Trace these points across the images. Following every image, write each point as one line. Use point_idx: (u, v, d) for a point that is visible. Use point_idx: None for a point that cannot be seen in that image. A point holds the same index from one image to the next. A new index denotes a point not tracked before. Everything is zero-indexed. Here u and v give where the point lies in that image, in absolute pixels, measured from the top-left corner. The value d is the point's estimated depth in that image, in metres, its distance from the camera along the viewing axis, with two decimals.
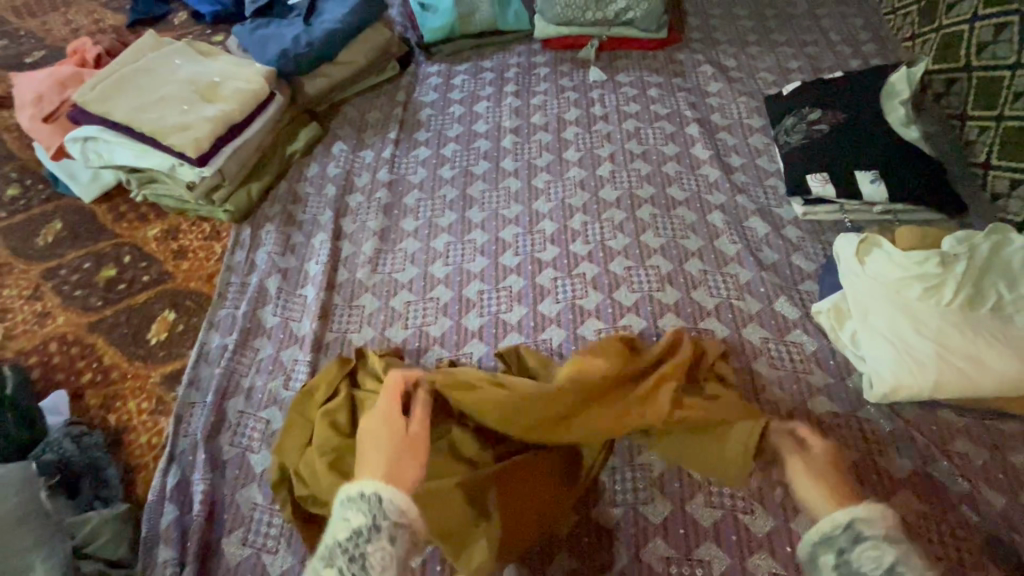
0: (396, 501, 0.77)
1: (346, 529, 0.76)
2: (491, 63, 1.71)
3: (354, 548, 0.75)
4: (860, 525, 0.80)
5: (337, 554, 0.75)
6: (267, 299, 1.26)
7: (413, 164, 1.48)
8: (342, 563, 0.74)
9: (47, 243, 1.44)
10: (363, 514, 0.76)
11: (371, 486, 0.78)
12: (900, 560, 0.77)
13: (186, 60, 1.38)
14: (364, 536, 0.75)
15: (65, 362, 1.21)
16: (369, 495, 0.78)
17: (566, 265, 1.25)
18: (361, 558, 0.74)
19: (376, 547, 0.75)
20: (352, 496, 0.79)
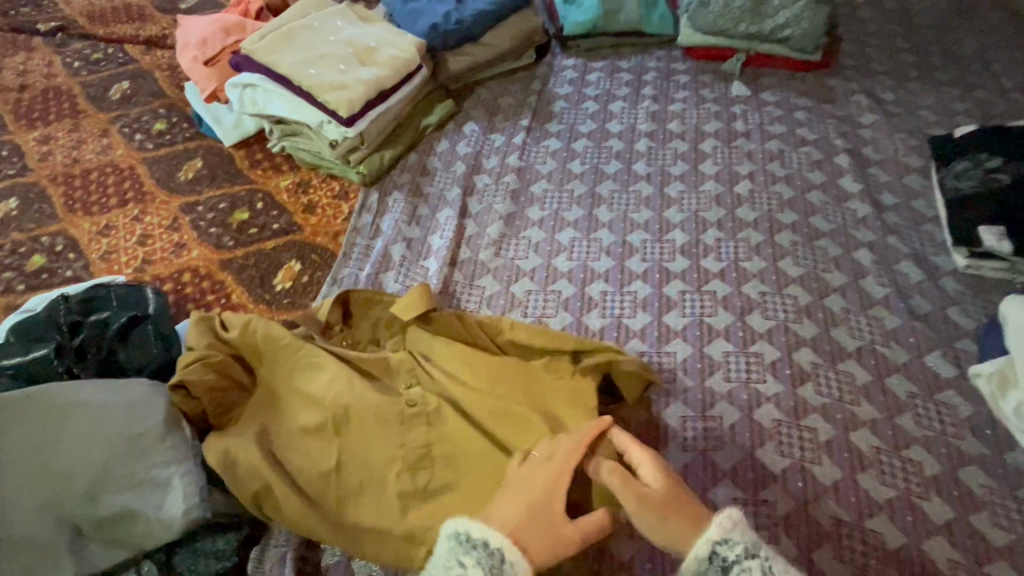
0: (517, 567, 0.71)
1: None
2: (628, 64, 1.67)
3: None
4: (716, 539, 0.71)
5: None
6: (390, 264, 1.28)
7: (542, 154, 1.46)
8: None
9: (187, 179, 1.52)
10: (478, 568, 0.70)
11: (496, 540, 0.72)
12: (770, 569, 0.68)
13: (346, 22, 1.41)
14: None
15: (197, 294, 1.27)
16: (493, 549, 0.71)
17: (696, 279, 1.20)
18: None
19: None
20: (462, 537, 0.73)
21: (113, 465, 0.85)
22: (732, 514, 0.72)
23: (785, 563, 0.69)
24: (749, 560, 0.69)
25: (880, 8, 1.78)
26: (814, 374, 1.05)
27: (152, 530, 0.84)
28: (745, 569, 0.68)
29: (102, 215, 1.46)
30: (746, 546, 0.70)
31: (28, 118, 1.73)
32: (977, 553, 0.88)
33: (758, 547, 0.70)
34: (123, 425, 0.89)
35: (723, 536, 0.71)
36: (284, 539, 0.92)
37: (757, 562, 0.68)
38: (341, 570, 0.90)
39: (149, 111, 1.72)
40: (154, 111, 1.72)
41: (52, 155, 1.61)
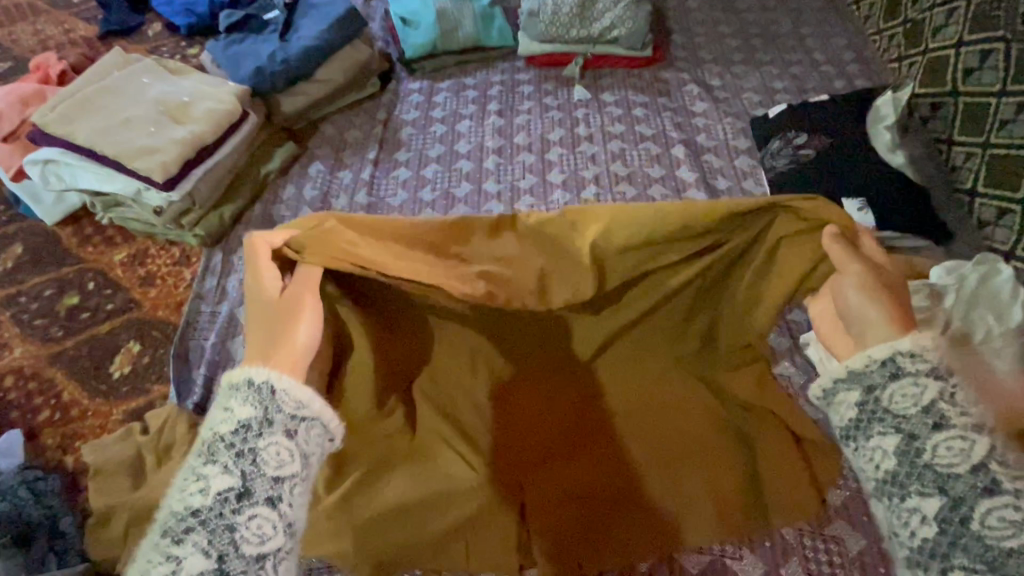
0: (297, 396, 0.60)
1: (229, 423, 0.57)
2: (474, 81, 1.68)
3: (241, 443, 0.56)
4: (902, 351, 0.64)
5: (217, 450, 0.56)
6: (237, 328, 1.21)
7: (393, 185, 1.43)
8: (220, 468, 0.55)
9: (6, 268, 1.38)
10: (249, 404, 0.58)
11: (264, 373, 0.60)
12: (950, 395, 0.61)
13: (154, 79, 1.32)
14: (252, 428, 0.57)
15: (22, 399, 1.15)
16: (258, 384, 0.59)
17: None
18: (249, 453, 0.55)
19: (268, 441, 0.56)
20: (236, 384, 0.60)
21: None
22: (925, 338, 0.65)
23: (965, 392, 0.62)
24: (929, 377, 0.62)
25: None
26: None
27: None
28: (920, 384, 0.62)
29: None
30: (936, 365, 0.63)
31: None
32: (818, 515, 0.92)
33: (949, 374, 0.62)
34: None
35: (910, 350, 0.64)
36: None
37: (942, 385, 0.61)
38: None
39: None
40: None
41: None
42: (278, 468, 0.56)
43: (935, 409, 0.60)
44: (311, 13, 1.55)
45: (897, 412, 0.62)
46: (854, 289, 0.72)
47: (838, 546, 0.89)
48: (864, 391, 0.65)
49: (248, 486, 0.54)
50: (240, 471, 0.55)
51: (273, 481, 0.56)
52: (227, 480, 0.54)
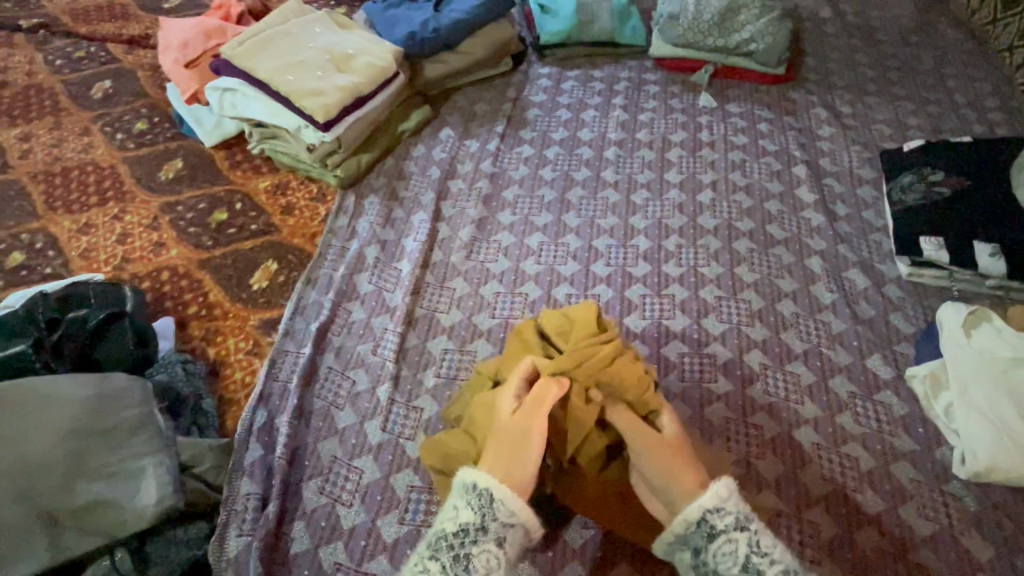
0: (507, 506, 0.79)
1: (453, 522, 0.79)
2: (601, 74, 1.73)
3: (459, 546, 0.77)
4: (709, 508, 0.80)
5: (443, 545, 0.78)
6: (363, 265, 1.32)
7: (515, 160, 1.51)
8: (445, 557, 0.77)
9: (168, 179, 1.56)
10: (472, 512, 0.79)
11: (485, 482, 0.80)
12: (756, 545, 0.78)
13: (325, 29, 1.44)
14: (476, 530, 0.78)
15: (175, 292, 1.31)
16: (480, 491, 0.80)
17: (656, 284, 1.26)
18: (466, 557, 0.77)
19: (484, 545, 0.77)
20: (464, 489, 0.81)
21: (28, 466, 0.86)
22: (727, 485, 0.81)
23: (770, 540, 0.79)
24: (735, 532, 0.79)
25: (843, 23, 1.86)
26: (763, 375, 1.12)
27: (127, 518, 0.87)
28: (730, 539, 0.79)
29: (84, 214, 1.49)
30: (735, 519, 0.79)
31: (11, 116, 1.76)
32: (902, 541, 0.94)
33: (750, 521, 0.80)
34: (29, 422, 0.89)
35: (717, 506, 0.80)
36: (247, 528, 0.94)
37: (745, 535, 0.79)
38: (308, 561, 0.94)
39: (131, 111, 1.75)
40: (136, 111, 1.75)
41: (34, 152, 1.66)
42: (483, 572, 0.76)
43: (749, 563, 0.78)
44: None
45: (723, 561, 0.79)
46: (644, 463, 0.85)
47: (919, 572, 0.92)
48: (694, 553, 0.81)
49: None
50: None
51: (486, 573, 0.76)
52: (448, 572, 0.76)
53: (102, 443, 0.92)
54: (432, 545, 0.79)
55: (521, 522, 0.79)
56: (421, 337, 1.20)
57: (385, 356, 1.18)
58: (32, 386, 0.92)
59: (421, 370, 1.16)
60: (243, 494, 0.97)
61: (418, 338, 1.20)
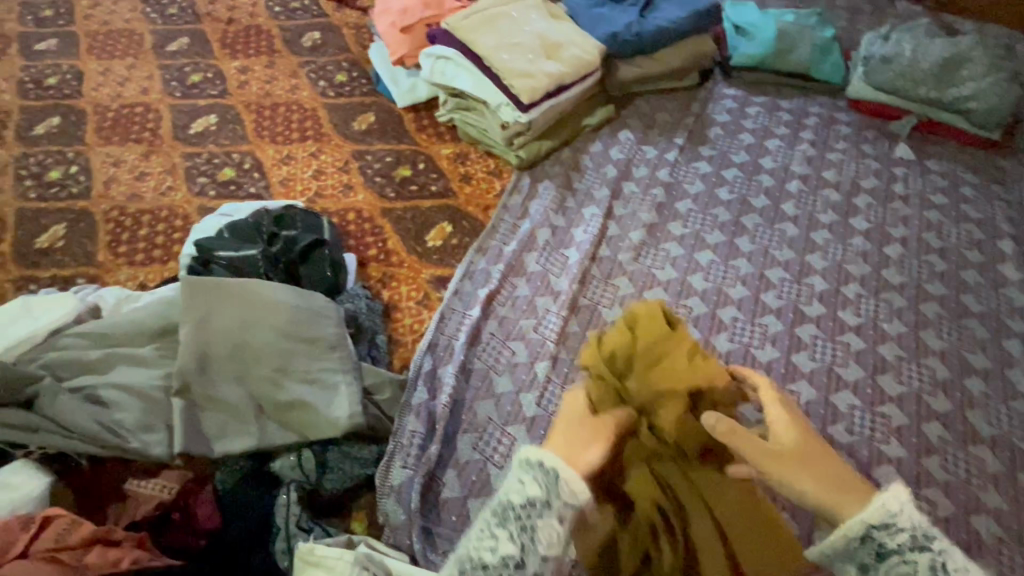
0: (574, 486, 0.72)
1: (520, 495, 0.71)
2: (790, 105, 1.68)
3: (526, 518, 0.70)
4: (875, 523, 0.67)
5: (507, 517, 0.71)
6: (533, 245, 1.36)
7: (692, 174, 1.50)
8: (508, 537, 0.70)
9: (361, 129, 1.68)
10: (540, 486, 0.71)
11: (550, 460, 0.72)
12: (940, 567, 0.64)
13: (540, 17, 1.50)
14: (543, 506, 0.71)
15: (358, 233, 1.41)
16: (548, 469, 0.72)
17: (830, 328, 1.21)
18: (531, 529, 0.70)
19: (548, 521, 0.70)
20: (528, 464, 0.74)
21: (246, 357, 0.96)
22: (899, 497, 0.67)
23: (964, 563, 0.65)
24: (910, 550, 0.65)
25: None
26: (941, 450, 1.05)
27: (320, 423, 0.95)
28: (901, 558, 0.66)
29: (286, 146, 1.65)
30: (908, 536, 0.66)
31: (233, 50, 1.98)
32: None
33: (931, 538, 0.66)
34: (251, 318, 0.99)
35: (886, 521, 0.67)
36: (410, 464, 1.01)
37: (926, 556, 0.65)
38: (458, 509, 0.99)
39: (334, 62, 1.91)
40: (338, 63, 1.90)
41: (249, 85, 1.85)
42: (549, 548, 0.70)
43: None
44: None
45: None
46: (804, 489, 0.71)
47: None
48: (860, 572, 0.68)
49: (523, 558, 0.69)
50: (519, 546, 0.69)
51: (546, 556, 0.69)
52: (513, 548, 0.69)
53: (304, 352, 0.99)
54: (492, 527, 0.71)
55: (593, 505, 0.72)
56: (582, 325, 1.22)
57: (545, 336, 1.21)
58: (256, 287, 1.02)
59: (579, 357, 1.18)
60: (408, 430, 1.04)
61: (578, 326, 1.22)
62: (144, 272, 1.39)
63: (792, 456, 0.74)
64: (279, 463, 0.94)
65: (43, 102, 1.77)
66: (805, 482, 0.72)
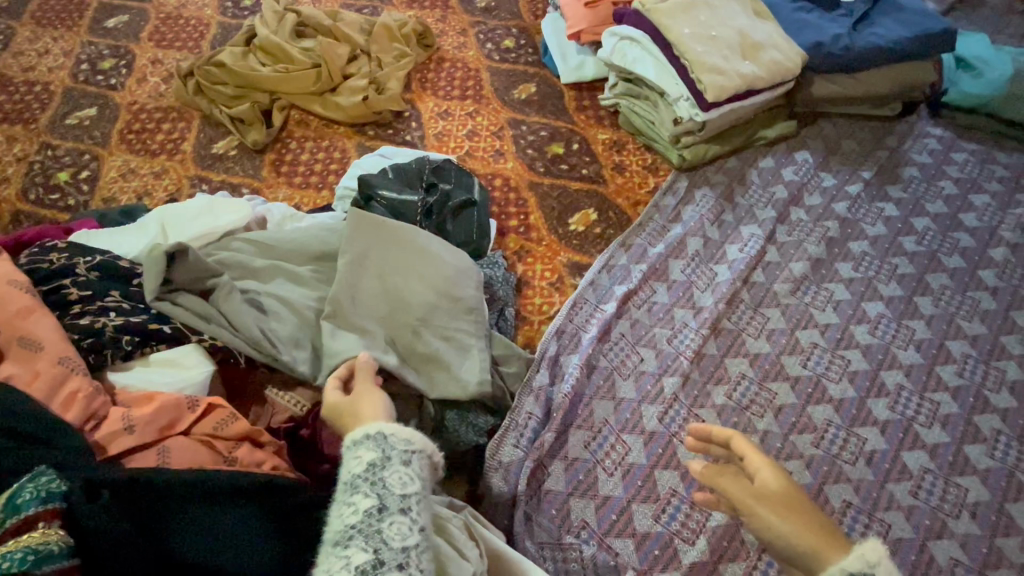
0: (403, 433, 0.63)
1: (355, 466, 0.61)
2: (1008, 159, 1.45)
3: (371, 474, 0.60)
4: (853, 571, 0.55)
5: (355, 486, 0.59)
6: (681, 253, 1.27)
7: (874, 215, 1.33)
8: (364, 494, 0.58)
9: (520, 98, 1.66)
10: (374, 448, 0.61)
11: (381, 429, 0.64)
12: None
13: (744, 13, 1.39)
14: (378, 470, 0.60)
15: (503, 201, 1.39)
16: (372, 434, 0.63)
17: (1018, 426, 1.03)
18: (381, 481, 0.59)
19: (395, 467, 0.60)
20: (354, 444, 0.63)
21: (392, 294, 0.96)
22: (878, 548, 0.56)
23: None
24: None
25: None
26: None
27: (449, 382, 0.95)
28: None
29: (445, 102, 1.66)
30: None
31: None
32: None
33: None
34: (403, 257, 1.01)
35: (863, 569, 0.55)
36: (521, 444, 0.98)
37: None
38: (560, 503, 0.96)
39: (504, 27, 1.89)
40: (508, 29, 1.88)
41: None
42: (406, 543, 0.56)
43: None
44: (894, 16, 1.47)
45: None
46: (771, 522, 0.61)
47: None
48: None
49: (380, 562, 0.54)
50: (371, 548, 0.55)
51: (404, 497, 0.59)
52: (376, 507, 0.57)
53: (445, 308, 0.99)
54: (342, 491, 0.59)
55: (420, 447, 0.63)
56: (722, 348, 1.13)
57: (680, 351, 1.13)
58: (415, 235, 1.03)
59: (713, 382, 1.10)
60: (525, 412, 1.02)
61: (717, 349, 1.13)
62: (300, 195, 1.47)
63: (778, 504, 0.62)
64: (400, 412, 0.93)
65: (238, 20, 1.90)
66: (782, 527, 0.60)
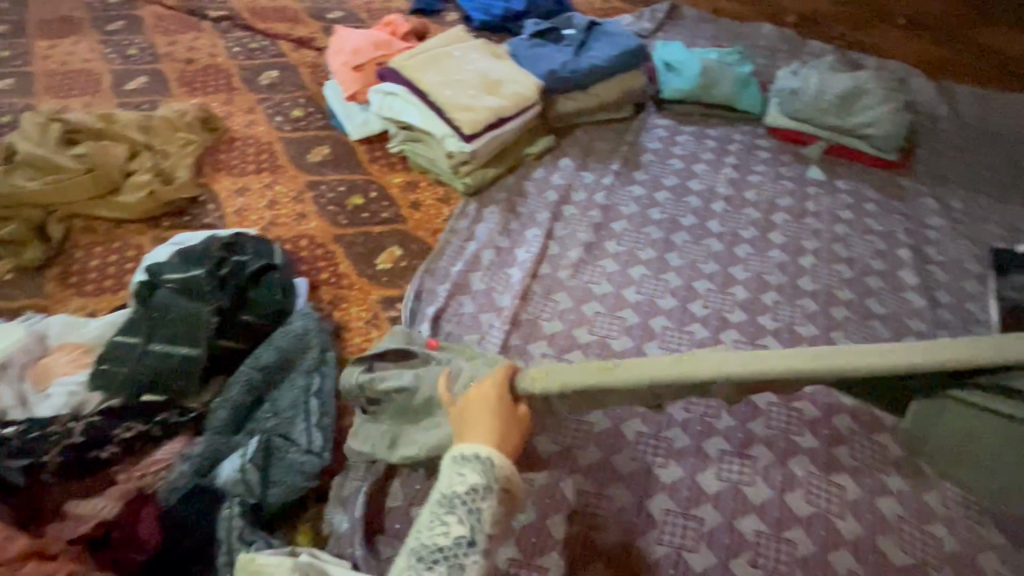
0: (504, 469, 0.80)
1: (462, 484, 0.78)
2: (716, 133, 1.84)
3: (470, 503, 0.77)
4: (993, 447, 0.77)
5: (453, 505, 0.77)
6: (478, 265, 1.44)
7: (626, 197, 1.62)
8: (457, 520, 0.76)
9: (315, 161, 1.76)
10: (479, 473, 0.79)
11: (487, 451, 0.81)
12: None
13: (482, 55, 1.64)
14: (478, 498, 0.77)
15: (310, 258, 1.47)
16: (483, 457, 0.80)
17: (750, 333, 1.32)
18: (477, 512, 0.77)
19: (489, 504, 0.78)
20: (462, 458, 0.80)
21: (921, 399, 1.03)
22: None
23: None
24: None
25: (961, 123, 1.89)
26: None
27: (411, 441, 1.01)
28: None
29: (241, 178, 1.71)
30: None
31: (190, 87, 2.05)
32: None
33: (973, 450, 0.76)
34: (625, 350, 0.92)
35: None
36: (357, 475, 1.05)
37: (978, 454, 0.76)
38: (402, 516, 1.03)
39: (291, 100, 1.99)
40: (296, 100, 1.99)
41: None
42: None
43: None
44: (604, 40, 1.81)
45: None
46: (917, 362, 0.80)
47: None
48: None
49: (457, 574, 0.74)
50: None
51: (485, 536, 0.77)
52: (465, 532, 0.76)
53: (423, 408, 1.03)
54: (441, 506, 0.77)
55: (506, 486, 0.80)
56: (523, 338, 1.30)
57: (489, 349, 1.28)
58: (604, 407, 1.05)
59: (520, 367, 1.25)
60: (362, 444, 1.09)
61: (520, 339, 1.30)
62: (95, 301, 1.41)
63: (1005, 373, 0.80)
64: (225, 465, 0.99)
65: None
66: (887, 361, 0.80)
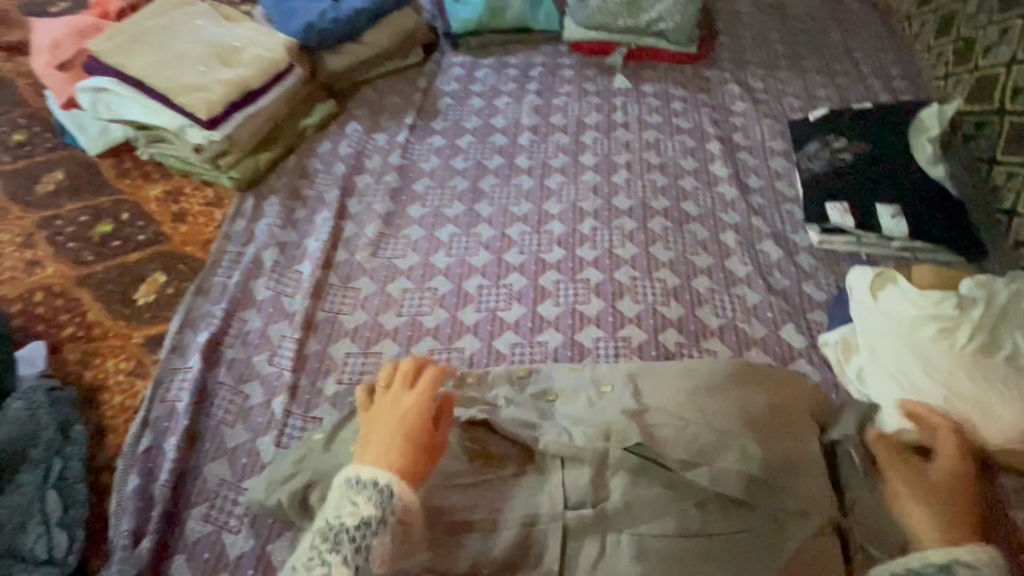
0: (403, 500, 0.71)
1: (353, 516, 0.69)
2: (516, 60, 1.69)
3: (360, 539, 0.68)
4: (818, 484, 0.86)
5: (339, 541, 0.68)
6: (260, 271, 1.23)
7: (426, 152, 1.45)
8: (339, 559, 0.67)
9: (45, 191, 1.41)
10: (374, 503, 0.70)
11: (386, 476, 0.71)
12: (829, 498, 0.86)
13: (208, 22, 1.38)
14: (369, 532, 0.68)
15: (47, 314, 1.18)
16: (381, 485, 0.70)
17: (570, 269, 1.22)
18: (367, 550, 0.68)
19: (381, 539, 0.69)
20: (358, 482, 0.71)
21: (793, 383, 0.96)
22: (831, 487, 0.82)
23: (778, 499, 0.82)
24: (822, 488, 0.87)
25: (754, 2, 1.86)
26: (678, 354, 1.09)
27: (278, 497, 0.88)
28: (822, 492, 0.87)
29: None
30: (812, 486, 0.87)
31: None
32: None
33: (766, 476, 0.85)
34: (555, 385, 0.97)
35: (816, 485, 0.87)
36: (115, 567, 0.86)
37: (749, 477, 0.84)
38: None
39: (6, 121, 1.59)
40: (12, 121, 1.59)
41: None
42: None
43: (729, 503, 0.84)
44: None
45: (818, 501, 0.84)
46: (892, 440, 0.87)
47: None
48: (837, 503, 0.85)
49: None
50: None
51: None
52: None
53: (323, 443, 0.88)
54: (324, 545, 0.68)
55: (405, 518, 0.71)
56: (322, 341, 1.12)
57: (282, 366, 1.09)
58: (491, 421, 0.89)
59: (322, 377, 1.08)
60: (117, 530, 0.89)
61: (318, 344, 1.12)
62: None
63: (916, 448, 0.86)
64: None
65: None
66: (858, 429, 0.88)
